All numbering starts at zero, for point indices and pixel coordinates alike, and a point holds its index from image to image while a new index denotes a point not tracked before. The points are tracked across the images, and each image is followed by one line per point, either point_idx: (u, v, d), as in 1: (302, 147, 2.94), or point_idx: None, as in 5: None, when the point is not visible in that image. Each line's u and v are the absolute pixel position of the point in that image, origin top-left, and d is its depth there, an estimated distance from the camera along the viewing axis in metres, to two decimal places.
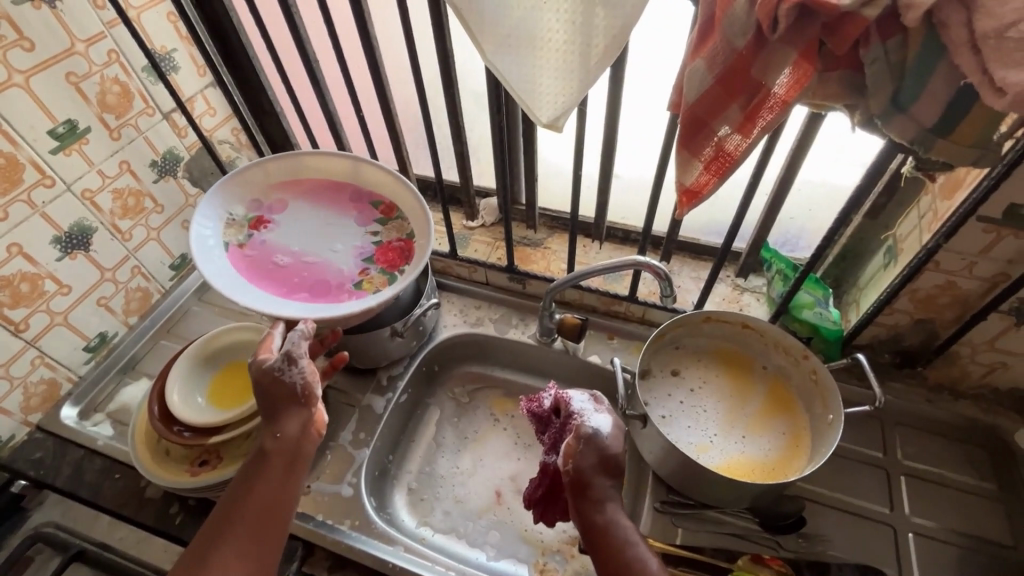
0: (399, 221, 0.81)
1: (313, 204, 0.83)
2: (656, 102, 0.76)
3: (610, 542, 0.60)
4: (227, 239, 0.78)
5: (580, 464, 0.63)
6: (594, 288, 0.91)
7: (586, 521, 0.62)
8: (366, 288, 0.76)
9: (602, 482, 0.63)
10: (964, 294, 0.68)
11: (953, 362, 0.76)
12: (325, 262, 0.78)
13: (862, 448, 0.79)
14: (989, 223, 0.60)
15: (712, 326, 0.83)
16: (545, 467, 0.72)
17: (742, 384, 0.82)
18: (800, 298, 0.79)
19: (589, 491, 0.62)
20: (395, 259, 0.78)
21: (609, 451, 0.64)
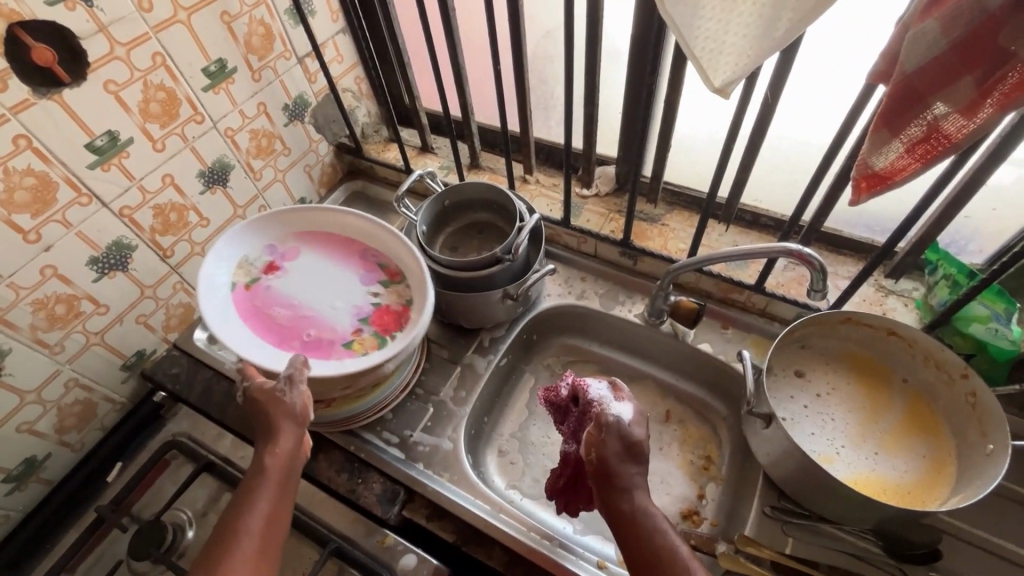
0: (402, 286, 0.80)
1: (324, 257, 0.83)
2: (833, 70, 0.67)
3: (640, 531, 0.56)
4: (233, 278, 0.78)
5: (601, 450, 0.59)
6: (715, 273, 0.85)
7: (611, 508, 0.58)
8: (357, 349, 0.74)
9: (627, 470, 0.59)
10: None
11: None
12: (323, 316, 0.77)
13: (1016, 487, 0.69)
14: None
15: (851, 329, 0.76)
16: (566, 458, 0.71)
17: (876, 395, 0.75)
18: (971, 310, 0.70)
19: (612, 480, 0.59)
20: (391, 323, 0.76)
21: (633, 440, 0.60)
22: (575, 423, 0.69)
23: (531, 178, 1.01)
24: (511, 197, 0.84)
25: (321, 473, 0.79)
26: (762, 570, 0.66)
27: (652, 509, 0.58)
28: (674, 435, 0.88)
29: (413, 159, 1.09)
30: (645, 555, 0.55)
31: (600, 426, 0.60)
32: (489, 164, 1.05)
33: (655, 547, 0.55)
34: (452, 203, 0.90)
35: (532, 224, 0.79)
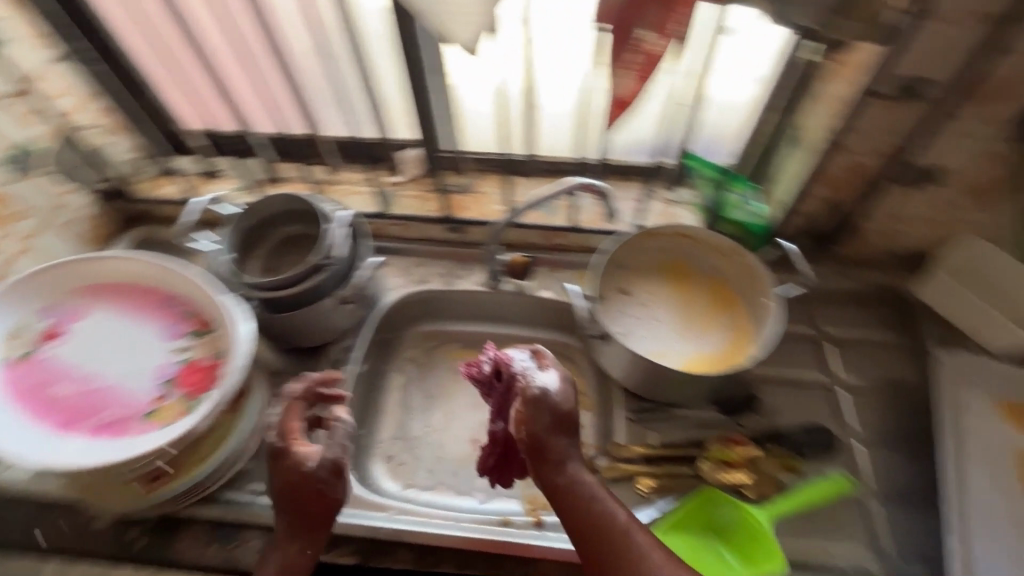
0: (212, 336, 0.71)
1: (119, 313, 0.73)
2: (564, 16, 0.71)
3: (579, 504, 0.59)
4: (4, 355, 0.67)
5: (535, 427, 0.61)
6: (532, 224, 0.92)
7: (548, 482, 0.61)
8: (159, 418, 0.65)
9: (561, 442, 0.61)
10: (868, 171, 0.74)
11: (861, 237, 0.84)
12: (117, 386, 0.67)
13: (795, 327, 0.87)
14: (886, 99, 0.65)
15: (654, 240, 0.87)
16: (495, 434, 0.72)
17: (686, 290, 0.87)
18: (728, 199, 0.83)
19: (551, 455, 0.61)
20: (201, 383, 0.68)
21: (561, 410, 0.62)
22: (501, 398, 0.70)
23: (338, 178, 0.98)
24: (313, 200, 0.79)
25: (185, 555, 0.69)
26: (637, 466, 0.75)
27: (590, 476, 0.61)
28: None
29: (200, 187, 0.98)
30: (592, 523, 0.58)
31: (529, 405, 0.62)
32: (290, 174, 0.98)
33: (597, 515, 0.58)
34: (254, 223, 0.83)
35: (343, 220, 0.79)
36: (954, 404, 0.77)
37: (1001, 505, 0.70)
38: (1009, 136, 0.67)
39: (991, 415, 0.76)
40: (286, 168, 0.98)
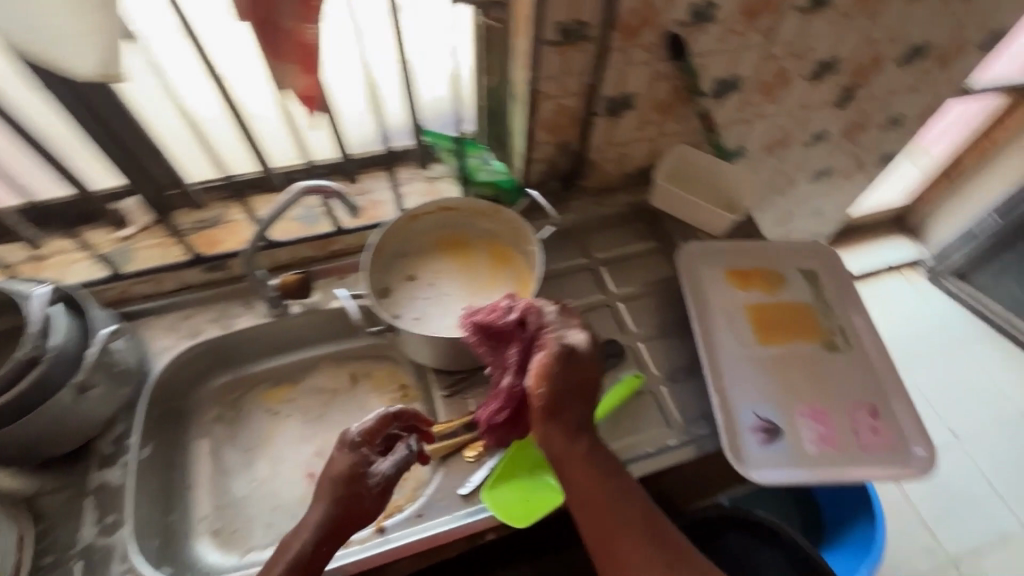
0: None
1: None
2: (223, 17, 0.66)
3: (590, 473, 0.65)
4: None
5: (585, 376, 0.67)
6: (296, 238, 0.87)
7: (553, 451, 0.66)
8: None
9: (576, 409, 0.66)
10: (573, 111, 0.83)
11: (595, 166, 0.96)
12: None
13: (570, 262, 0.97)
14: (557, 46, 0.72)
15: (422, 221, 0.90)
16: (512, 385, 0.69)
17: (466, 258, 0.91)
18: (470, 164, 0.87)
19: (566, 420, 0.66)
20: None
21: (585, 370, 0.67)
22: (524, 351, 0.68)
23: (47, 253, 0.83)
24: (3, 284, 0.67)
25: None
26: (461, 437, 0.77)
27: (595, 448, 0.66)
28: (367, 389, 0.96)
29: None
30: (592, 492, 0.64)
31: (561, 367, 0.65)
32: None
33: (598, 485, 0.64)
34: None
35: (40, 294, 0.66)
36: (697, 284, 0.88)
37: (742, 355, 0.81)
38: (659, 57, 0.79)
39: (722, 287, 0.88)
40: None
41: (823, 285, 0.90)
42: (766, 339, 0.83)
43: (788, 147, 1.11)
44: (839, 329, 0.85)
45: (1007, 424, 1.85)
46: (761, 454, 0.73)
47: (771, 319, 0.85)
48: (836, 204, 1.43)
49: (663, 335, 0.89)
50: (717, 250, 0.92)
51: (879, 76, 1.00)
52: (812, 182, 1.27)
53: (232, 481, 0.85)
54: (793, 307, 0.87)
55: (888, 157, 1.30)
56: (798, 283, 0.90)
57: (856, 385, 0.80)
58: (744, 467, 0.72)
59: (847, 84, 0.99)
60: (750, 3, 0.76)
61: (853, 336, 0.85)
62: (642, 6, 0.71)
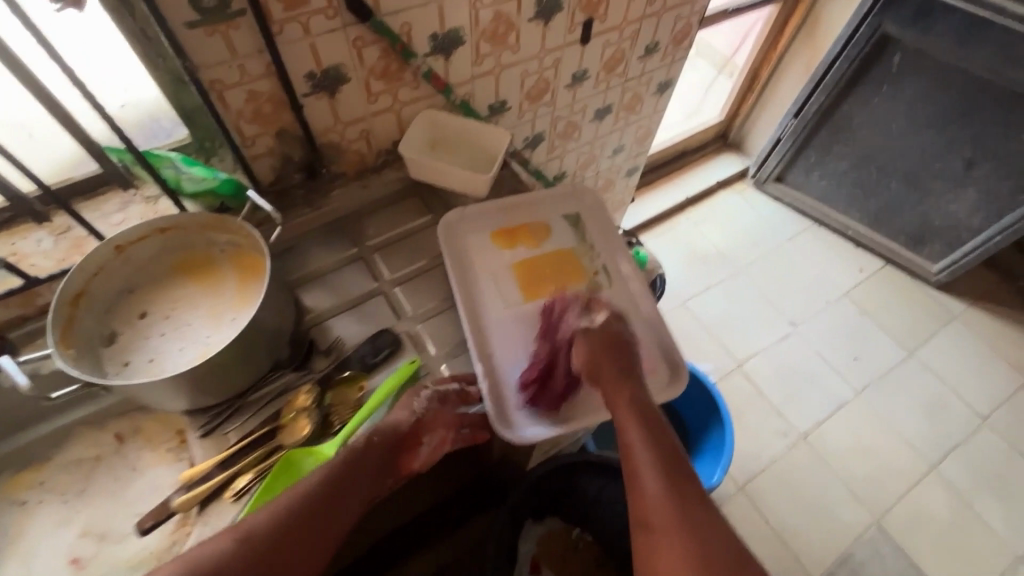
0: None
1: None
2: None
3: (643, 411, 0.70)
4: None
5: (618, 362, 0.74)
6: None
7: (615, 377, 0.73)
8: None
9: (635, 361, 0.76)
10: (272, 95, 0.75)
11: (340, 149, 0.89)
12: None
13: (340, 254, 0.88)
14: (202, 27, 0.64)
15: (135, 250, 0.77)
16: (552, 350, 0.78)
17: (206, 278, 0.80)
18: (167, 177, 0.76)
19: (626, 360, 0.75)
20: None
21: (629, 360, 0.75)
22: (583, 324, 0.79)
23: None
24: None
25: None
26: (215, 480, 0.70)
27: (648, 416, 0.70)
28: (134, 445, 0.83)
29: None
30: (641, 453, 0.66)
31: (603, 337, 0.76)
32: None
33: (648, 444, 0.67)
34: None
35: None
36: (461, 253, 0.88)
37: (509, 316, 0.84)
38: (346, 22, 0.73)
39: (488, 250, 0.89)
40: None
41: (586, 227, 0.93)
42: (530, 295, 0.86)
43: (554, 92, 1.09)
44: (601, 268, 0.90)
45: (834, 303, 2.08)
46: (528, 412, 0.77)
47: (535, 272, 0.88)
48: (636, 136, 1.46)
49: (443, 311, 0.84)
50: (482, 211, 0.92)
51: (611, 7, 1.00)
52: (598, 120, 1.28)
53: None
54: (558, 255, 0.90)
55: (665, 83, 1.33)
56: (563, 229, 0.93)
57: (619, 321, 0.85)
58: (510, 430, 0.75)
59: (581, 19, 0.98)
60: None
61: (615, 273, 0.90)
62: None
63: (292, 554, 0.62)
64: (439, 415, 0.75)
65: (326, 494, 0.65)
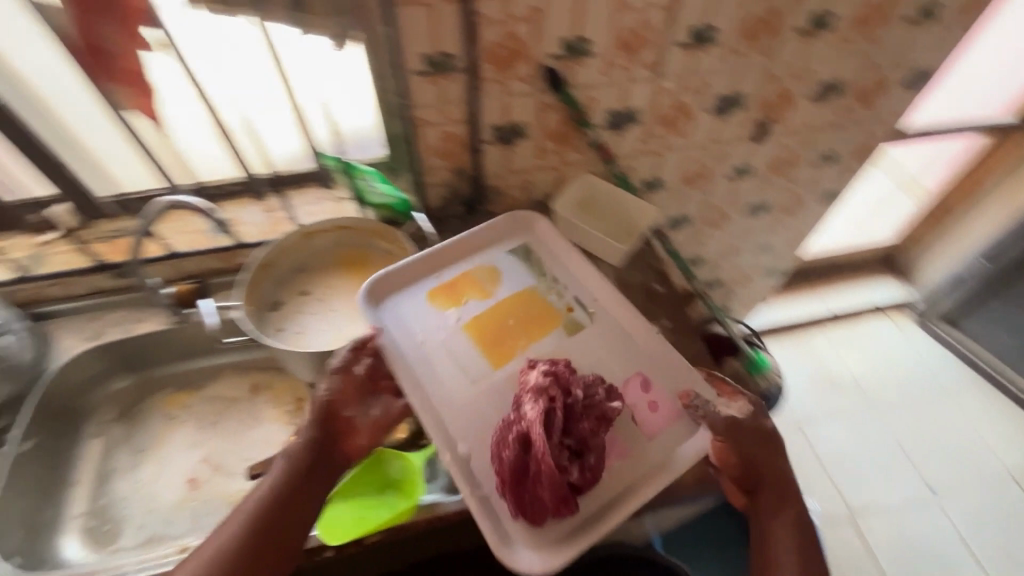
0: None
1: None
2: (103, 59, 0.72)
3: (792, 518, 0.73)
4: None
5: (761, 464, 0.73)
6: (202, 249, 0.91)
7: (767, 481, 0.74)
8: None
9: (773, 448, 0.75)
10: (461, 137, 0.86)
11: (500, 192, 0.97)
12: None
13: None
14: (425, 75, 0.75)
15: (320, 239, 0.92)
16: (522, 433, 0.67)
17: (360, 274, 0.93)
18: (359, 186, 0.89)
19: (773, 450, 0.75)
20: None
21: (767, 438, 0.75)
22: (558, 383, 0.71)
23: None
24: None
25: None
26: None
27: (792, 520, 0.73)
28: (264, 400, 0.96)
29: None
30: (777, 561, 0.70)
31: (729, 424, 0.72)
32: None
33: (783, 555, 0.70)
34: None
35: None
36: (389, 332, 0.78)
37: (471, 392, 0.75)
38: (540, 89, 0.81)
39: (433, 316, 0.81)
40: None
41: (533, 251, 0.89)
42: (497, 358, 0.78)
43: (712, 180, 1.10)
44: (574, 303, 0.84)
45: (991, 480, 1.73)
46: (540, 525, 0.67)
47: (497, 321, 0.81)
48: (787, 238, 1.39)
49: None
50: (417, 287, 0.84)
51: (794, 112, 0.99)
52: (751, 216, 1.25)
53: (118, 480, 0.88)
54: (515, 297, 0.84)
55: (833, 192, 1.26)
56: (514, 265, 0.87)
57: (619, 368, 0.78)
58: (534, 562, 0.65)
59: (759, 118, 0.98)
60: (622, 37, 0.78)
61: (591, 304, 0.84)
62: (507, 39, 0.74)
63: (275, 527, 0.67)
64: (348, 368, 0.74)
65: (299, 472, 0.69)
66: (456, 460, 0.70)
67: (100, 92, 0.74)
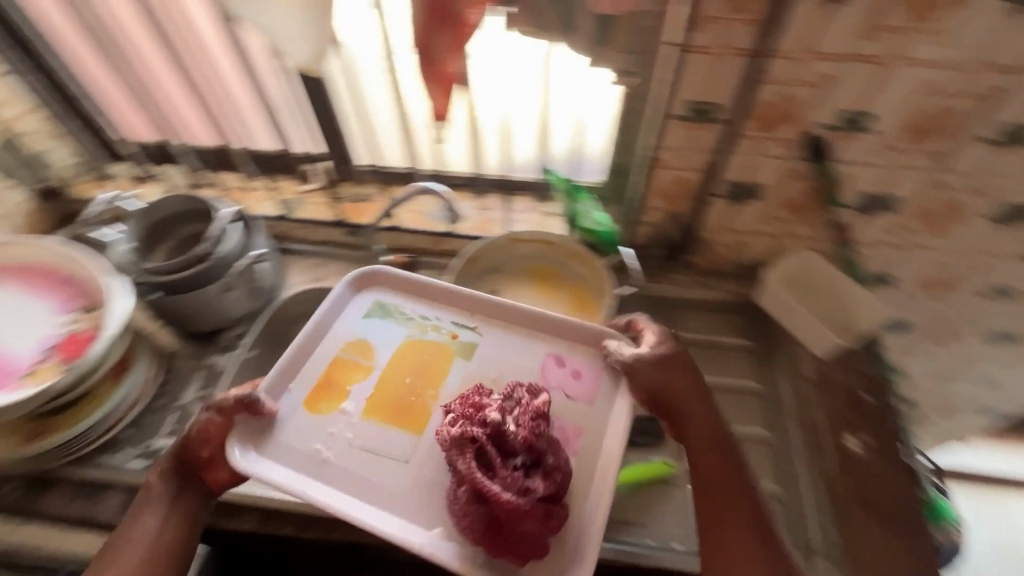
0: (95, 312, 0.79)
1: (22, 294, 0.81)
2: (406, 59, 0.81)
3: (715, 476, 0.62)
4: None
5: (673, 393, 0.65)
6: (418, 229, 1.01)
7: (681, 415, 0.65)
8: (34, 379, 0.73)
9: (685, 380, 0.65)
10: (692, 185, 0.84)
11: (707, 246, 0.94)
12: (8, 350, 0.76)
13: (651, 330, 0.96)
14: (683, 120, 0.75)
15: (523, 246, 0.97)
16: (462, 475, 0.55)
17: (549, 292, 0.95)
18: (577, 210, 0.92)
19: (683, 407, 0.65)
20: (77, 351, 0.76)
21: (656, 383, 0.65)
22: (503, 405, 0.58)
23: (253, 186, 1.08)
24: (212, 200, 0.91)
25: (52, 506, 0.76)
26: None
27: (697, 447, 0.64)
28: None
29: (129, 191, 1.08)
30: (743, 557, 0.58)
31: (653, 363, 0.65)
32: (210, 180, 1.09)
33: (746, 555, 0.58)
34: (158, 220, 0.93)
35: (228, 213, 0.87)
36: (276, 444, 0.64)
37: (404, 480, 0.62)
38: (796, 156, 0.77)
39: (313, 424, 0.65)
40: (207, 175, 1.08)
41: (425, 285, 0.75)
42: (413, 425, 0.65)
43: (955, 292, 0.94)
44: (450, 326, 0.72)
45: None
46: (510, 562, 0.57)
47: (394, 388, 0.68)
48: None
49: None
50: (285, 395, 0.67)
51: None
52: (989, 343, 1.05)
53: None
54: (397, 356, 0.70)
55: None
56: (380, 324, 0.72)
57: (524, 359, 0.69)
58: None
59: None
60: (914, 121, 0.70)
61: (467, 317, 0.73)
62: (783, 101, 0.71)
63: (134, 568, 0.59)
64: (214, 424, 0.62)
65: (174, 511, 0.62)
66: (448, 534, 0.59)
67: (394, 81, 0.85)
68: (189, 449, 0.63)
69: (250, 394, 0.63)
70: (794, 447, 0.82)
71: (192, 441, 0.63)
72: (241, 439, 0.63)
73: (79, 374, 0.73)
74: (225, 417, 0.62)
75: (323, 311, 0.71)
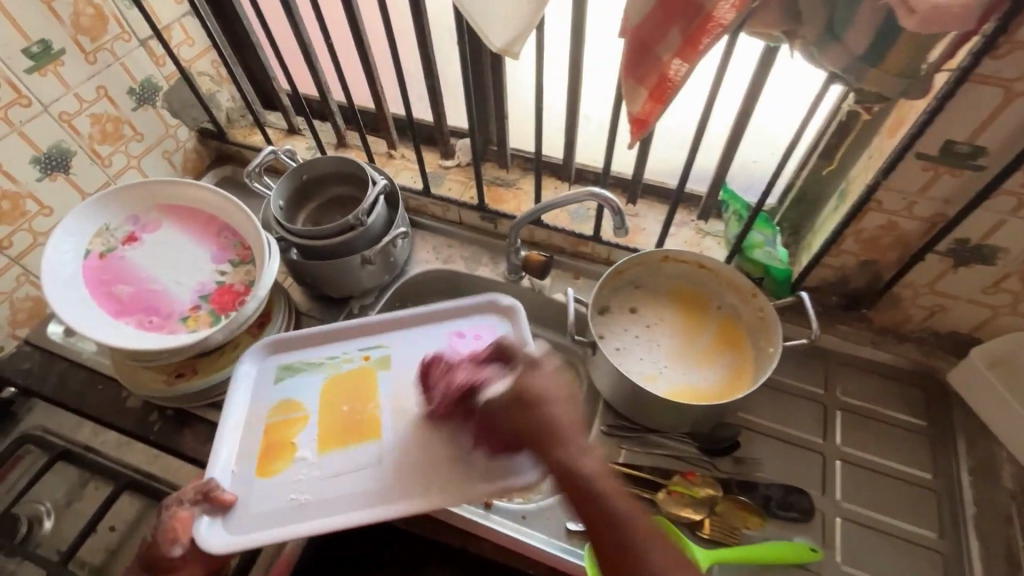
0: (249, 267, 0.81)
1: (183, 236, 0.84)
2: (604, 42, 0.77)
3: (590, 499, 0.50)
4: (88, 247, 0.80)
5: (528, 437, 0.55)
6: (562, 227, 0.94)
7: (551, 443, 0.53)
8: (190, 325, 0.76)
9: (540, 416, 0.55)
10: (905, 235, 0.70)
11: (896, 304, 0.80)
12: (167, 291, 0.79)
13: (807, 386, 0.84)
14: (928, 161, 0.61)
15: (670, 266, 0.87)
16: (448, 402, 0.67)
17: (693, 320, 0.86)
18: (752, 238, 0.82)
19: (529, 422, 0.55)
20: (229, 303, 0.78)
21: (528, 387, 0.56)
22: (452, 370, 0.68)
23: (395, 153, 1.05)
24: (365, 167, 0.89)
25: (185, 445, 0.79)
26: None
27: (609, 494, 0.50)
28: None
29: (278, 142, 1.10)
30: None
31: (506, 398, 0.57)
32: (355, 142, 1.08)
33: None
34: (310, 177, 0.93)
35: (381, 186, 0.84)
36: (267, 510, 0.65)
37: (373, 478, 0.66)
38: None
39: (279, 483, 0.66)
40: (352, 137, 1.07)
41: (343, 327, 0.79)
42: (370, 436, 0.69)
43: None
44: (372, 348, 0.77)
45: None
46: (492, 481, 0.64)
47: (335, 419, 0.70)
48: None
49: (877, 531, 0.72)
50: (232, 477, 0.67)
51: None
52: None
53: None
54: (330, 386, 0.74)
55: None
56: (296, 381, 0.74)
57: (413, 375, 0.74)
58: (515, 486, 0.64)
59: None
60: None
61: (387, 345, 0.78)
62: None
63: None
64: (178, 519, 0.63)
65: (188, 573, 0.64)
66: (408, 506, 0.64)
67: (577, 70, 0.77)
68: (159, 550, 0.62)
69: (205, 482, 0.65)
70: (971, 565, 0.69)
71: (162, 539, 0.62)
72: (207, 516, 0.64)
73: (233, 328, 0.75)
74: (190, 508, 0.63)
75: (231, 405, 0.72)
